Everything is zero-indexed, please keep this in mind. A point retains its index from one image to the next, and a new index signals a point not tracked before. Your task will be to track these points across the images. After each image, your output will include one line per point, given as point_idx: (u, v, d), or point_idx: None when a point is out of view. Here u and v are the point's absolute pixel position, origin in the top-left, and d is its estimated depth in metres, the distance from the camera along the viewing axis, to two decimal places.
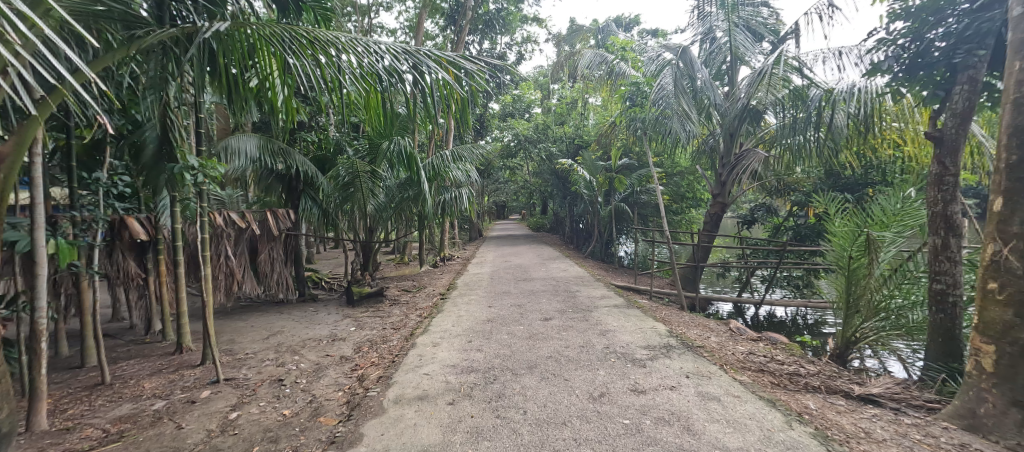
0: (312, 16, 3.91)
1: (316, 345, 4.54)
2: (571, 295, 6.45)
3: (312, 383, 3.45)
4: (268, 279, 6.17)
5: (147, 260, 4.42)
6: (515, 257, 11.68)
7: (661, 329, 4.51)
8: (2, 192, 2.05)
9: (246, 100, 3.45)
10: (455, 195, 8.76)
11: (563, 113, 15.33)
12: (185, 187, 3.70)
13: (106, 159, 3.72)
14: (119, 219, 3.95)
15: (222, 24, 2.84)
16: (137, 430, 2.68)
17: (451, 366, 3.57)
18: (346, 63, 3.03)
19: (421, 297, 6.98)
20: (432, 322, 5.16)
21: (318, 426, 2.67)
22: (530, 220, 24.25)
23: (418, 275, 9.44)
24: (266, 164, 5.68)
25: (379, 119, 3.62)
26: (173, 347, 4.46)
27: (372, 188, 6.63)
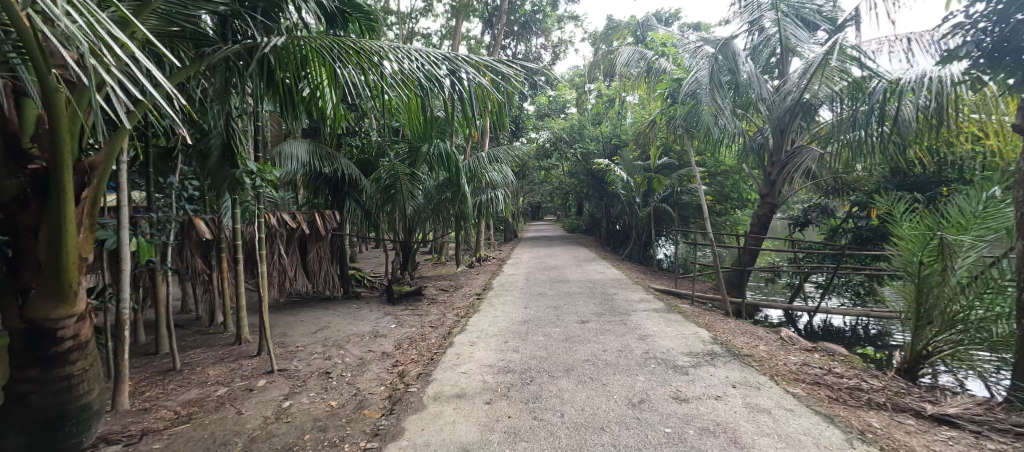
0: (357, 26, 4.13)
1: (359, 340, 4.75)
2: (607, 297, 6.35)
3: (356, 376, 3.61)
4: (316, 276, 6.53)
5: (211, 258, 4.81)
6: (550, 258, 11.64)
7: (705, 336, 4.33)
8: (95, 197, 2.32)
9: (299, 108, 3.69)
10: (491, 196, 8.90)
11: (600, 113, 15.11)
12: (245, 190, 3.99)
13: (178, 166, 4.06)
14: (188, 220, 4.32)
15: (278, 39, 3.04)
16: (204, 413, 2.92)
17: (488, 366, 3.61)
18: (389, 70, 3.15)
19: (458, 297, 7.12)
20: (469, 321, 5.25)
21: (363, 418, 2.79)
22: (566, 222, 24.09)
23: (455, 275, 9.64)
24: (315, 168, 6.02)
25: (419, 121, 3.74)
26: (232, 338, 4.82)
27: (411, 190, 6.89)
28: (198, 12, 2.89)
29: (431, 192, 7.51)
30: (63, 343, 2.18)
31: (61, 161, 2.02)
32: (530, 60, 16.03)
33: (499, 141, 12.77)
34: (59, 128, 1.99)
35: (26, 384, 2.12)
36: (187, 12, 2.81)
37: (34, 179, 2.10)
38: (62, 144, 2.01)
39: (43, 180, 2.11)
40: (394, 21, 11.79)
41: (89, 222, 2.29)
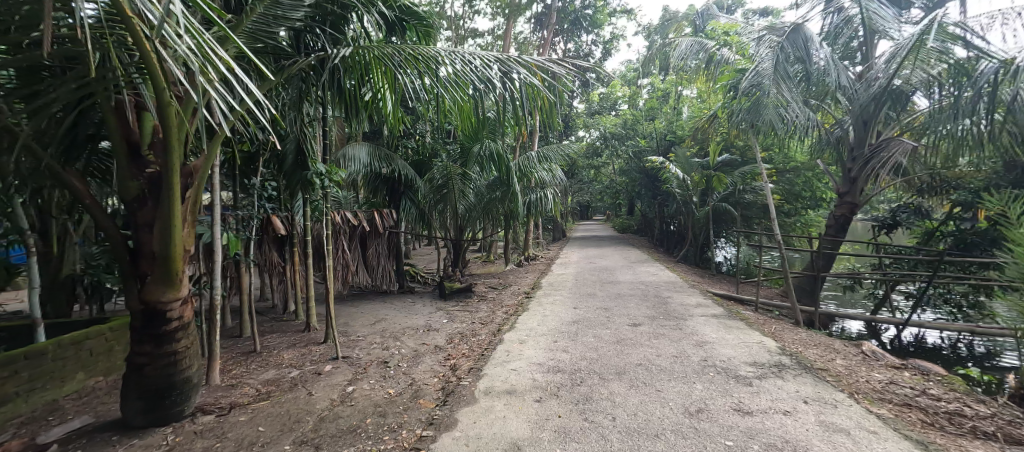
0: (415, 33, 4.34)
1: (414, 333, 4.97)
2: (661, 301, 6.12)
3: (412, 367, 3.79)
4: (374, 271, 6.94)
5: (285, 252, 5.27)
6: (600, 259, 11.40)
7: (771, 346, 4.04)
8: (196, 196, 2.64)
9: (361, 113, 3.95)
10: (540, 195, 8.94)
11: (654, 109, 14.53)
12: (315, 191, 4.35)
13: (258, 169, 4.48)
14: (267, 218, 4.76)
15: (345, 49, 3.27)
16: (280, 392, 3.23)
17: (538, 364, 3.63)
18: (444, 73, 3.27)
19: (507, 295, 7.19)
20: (518, 319, 5.31)
21: (419, 407, 2.93)
22: (616, 222, 23.51)
23: (504, 273, 9.75)
24: (375, 169, 6.39)
25: (471, 122, 3.85)
26: (302, 326, 5.25)
27: (463, 189, 7.11)
28: (279, 29, 3.18)
29: (482, 191, 7.66)
30: (170, 323, 2.51)
31: (171, 164, 2.34)
32: (581, 57, 15.81)
33: (548, 140, 12.74)
34: (171, 136, 2.30)
35: (142, 358, 2.48)
36: (269, 30, 3.10)
37: (151, 181, 2.44)
38: (172, 151, 2.32)
39: (157, 182, 2.44)
40: (447, 25, 12.16)
41: (191, 218, 2.61)
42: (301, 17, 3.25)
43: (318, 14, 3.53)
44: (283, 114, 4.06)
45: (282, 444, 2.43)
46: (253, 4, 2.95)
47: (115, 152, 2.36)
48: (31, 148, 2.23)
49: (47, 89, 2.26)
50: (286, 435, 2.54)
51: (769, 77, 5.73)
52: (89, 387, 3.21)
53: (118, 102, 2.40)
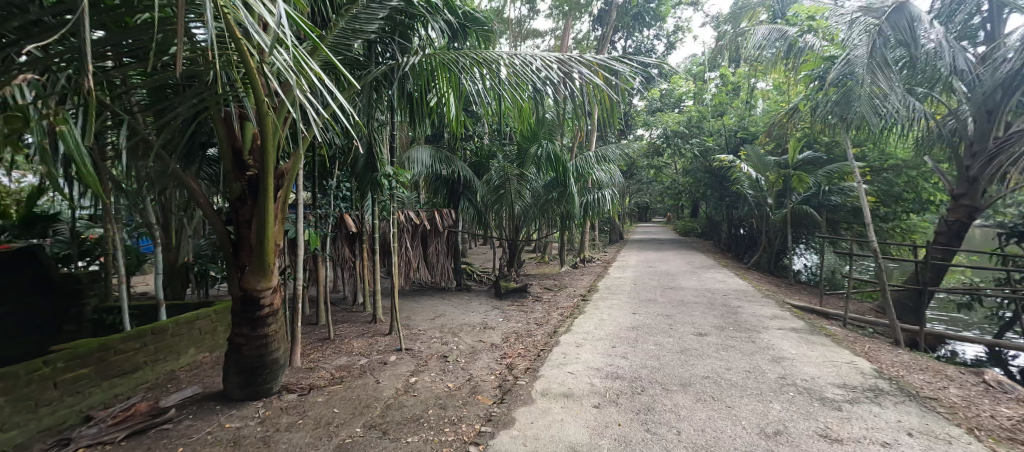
0: (476, 38, 4.46)
1: (471, 330, 5.09)
2: (729, 310, 5.70)
3: (469, 363, 3.89)
4: (434, 268, 7.24)
5: (355, 248, 5.68)
6: (661, 263, 10.88)
7: (864, 367, 3.59)
8: (286, 195, 2.93)
9: (426, 117, 4.13)
10: (598, 196, 8.77)
11: (723, 104, 13.57)
12: (383, 191, 4.62)
13: (334, 171, 4.86)
14: (341, 216, 5.15)
15: (414, 57, 3.43)
16: (351, 378, 3.48)
17: (595, 369, 3.55)
18: (504, 74, 3.32)
19: (563, 297, 7.12)
20: (574, 322, 5.23)
21: (477, 402, 3.00)
22: (679, 225, 22.35)
23: (559, 274, 9.66)
24: (436, 171, 6.65)
25: (530, 124, 3.86)
26: (369, 318, 5.61)
27: (519, 190, 7.17)
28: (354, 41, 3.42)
29: (539, 192, 7.66)
30: (263, 309, 2.81)
31: (267, 167, 2.62)
32: (643, 52, 15.20)
33: (607, 139, 12.41)
34: (267, 142, 2.59)
35: (241, 338, 2.81)
36: (347, 44, 3.34)
37: (250, 183, 2.76)
38: (267, 155, 2.61)
39: (255, 183, 2.75)
40: (505, 27, 12.30)
41: (281, 216, 2.91)
42: (375, 29, 3.47)
43: (389, 26, 3.74)
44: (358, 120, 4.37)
45: (353, 426, 2.62)
46: (334, 21, 3.20)
47: (223, 157, 2.70)
48: (160, 155, 2.62)
49: (172, 104, 2.62)
50: (357, 418, 2.73)
51: (864, 65, 5.10)
52: (198, 361, 3.69)
53: (225, 113, 2.73)
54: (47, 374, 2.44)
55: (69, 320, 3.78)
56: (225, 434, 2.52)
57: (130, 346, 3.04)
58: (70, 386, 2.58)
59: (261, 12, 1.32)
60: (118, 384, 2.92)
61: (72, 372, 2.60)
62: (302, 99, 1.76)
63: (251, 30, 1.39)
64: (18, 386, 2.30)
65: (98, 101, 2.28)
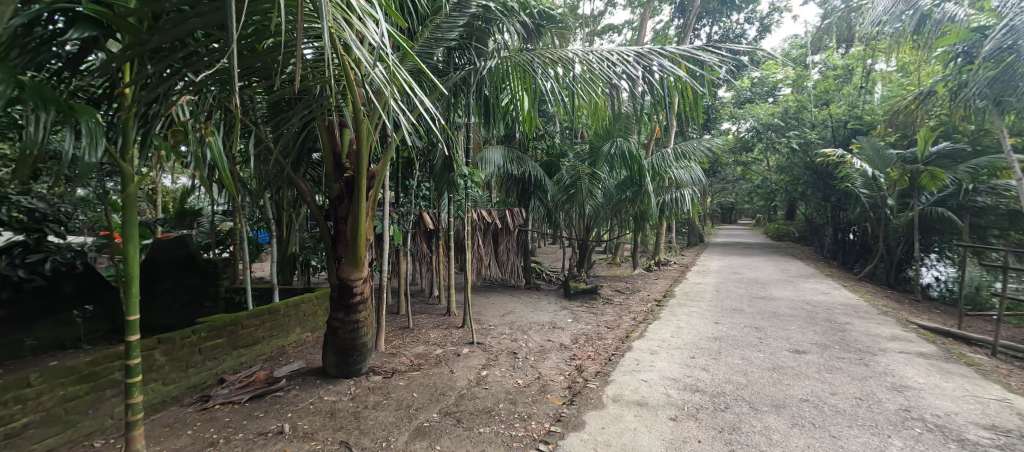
0: (550, 37, 4.49)
1: (541, 329, 5.12)
2: (833, 326, 5.03)
3: (539, 361, 3.92)
4: (504, 266, 7.41)
5: (433, 244, 6.02)
6: (748, 270, 9.94)
7: (1022, 407, 2.94)
8: (377, 193, 3.20)
9: (500, 119, 4.24)
10: (676, 196, 8.31)
11: (829, 92, 11.97)
12: (459, 190, 4.84)
13: (416, 172, 5.21)
14: (422, 214, 5.49)
15: (491, 61, 3.54)
16: (429, 366, 3.70)
17: (672, 379, 3.37)
18: (578, 71, 3.27)
19: (636, 301, 6.84)
20: (648, 328, 5.01)
21: (547, 401, 3.02)
22: (771, 228, 20.26)
23: (632, 277, 9.30)
24: (509, 171, 6.79)
25: (604, 121, 3.75)
26: (444, 310, 5.91)
27: (591, 189, 6.99)
28: (436, 49, 3.62)
29: (612, 191, 7.42)
30: (355, 297, 3.11)
31: (361, 168, 2.89)
32: (731, 39, 13.98)
33: (688, 135, 11.65)
34: (362, 147, 2.87)
35: (337, 322, 3.13)
36: (431, 52, 3.58)
37: (347, 183, 3.08)
38: (362, 159, 2.88)
39: (351, 183, 3.06)
40: (580, 23, 12.15)
41: (372, 213, 3.19)
42: (455, 36, 3.66)
43: (468, 32, 3.91)
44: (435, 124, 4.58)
45: (430, 412, 2.79)
46: (421, 31, 3.43)
47: (326, 161, 3.05)
48: (278, 159, 3.04)
49: (286, 115, 3.01)
50: (434, 404, 2.91)
51: None
52: (302, 339, 4.20)
53: (329, 122, 3.08)
54: (195, 341, 2.97)
55: (207, 296, 4.68)
56: (323, 406, 2.83)
57: (253, 322, 3.55)
58: (210, 352, 3.10)
59: (366, 31, 1.47)
60: (244, 354, 3.43)
61: (212, 340, 3.12)
62: (395, 106, 1.91)
63: (356, 48, 1.54)
64: (175, 349, 2.83)
65: (234, 115, 2.71)
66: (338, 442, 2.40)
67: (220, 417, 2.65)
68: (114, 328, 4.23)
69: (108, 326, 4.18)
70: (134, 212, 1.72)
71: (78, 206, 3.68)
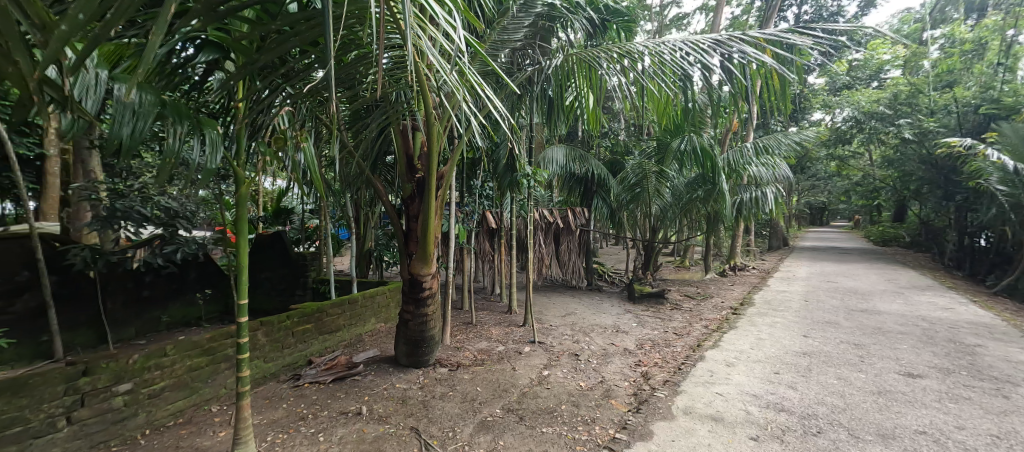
0: (615, 32, 4.35)
1: (603, 332, 5.00)
2: (958, 348, 4.29)
3: (602, 365, 3.83)
4: (566, 266, 7.33)
5: (494, 242, 6.14)
6: (843, 278, 8.83)
7: None
8: (446, 193, 3.33)
9: (564, 118, 4.18)
10: (756, 195, 7.65)
11: (953, 72, 10.24)
12: (522, 189, 4.86)
13: (478, 172, 5.32)
14: (485, 214, 5.62)
15: (556, 59, 3.51)
16: (491, 362, 3.79)
17: (751, 395, 3.10)
18: (647, 64, 3.12)
19: (707, 307, 6.40)
20: (721, 337, 4.67)
21: (611, 407, 2.93)
22: (874, 231, 17.77)
23: (703, 282, 8.72)
24: (571, 169, 6.72)
25: (673, 115, 3.55)
26: (506, 308, 6.00)
27: (658, 188, 6.63)
28: (501, 51, 3.65)
29: (681, 189, 7.05)
30: (425, 291, 3.27)
31: (432, 169, 3.02)
32: (826, 18, 12.52)
33: (771, 127, 10.64)
34: (432, 149, 3.01)
35: (408, 314, 3.32)
36: (498, 53, 3.61)
37: (418, 183, 3.24)
38: (432, 160, 3.02)
39: (422, 184, 3.23)
40: (649, 14, 11.64)
41: (441, 212, 3.33)
42: (521, 36, 3.69)
43: (533, 32, 3.92)
44: (498, 125, 4.60)
45: (494, 406, 2.85)
46: (488, 34, 3.48)
47: (400, 163, 3.25)
48: (358, 163, 3.31)
49: (365, 122, 3.25)
50: (497, 400, 2.96)
51: None
52: (377, 328, 4.52)
53: (403, 126, 3.26)
54: (289, 325, 3.33)
55: (298, 285, 5.16)
56: (396, 392, 3.02)
57: (336, 311, 3.89)
58: (300, 336, 3.45)
59: (442, 39, 1.52)
60: (328, 339, 3.78)
61: (302, 325, 3.48)
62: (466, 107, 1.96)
63: (431, 55, 1.59)
64: (273, 330, 3.19)
65: (322, 123, 2.99)
66: (409, 427, 2.54)
67: (308, 395, 2.94)
68: (226, 310, 4.88)
69: (221, 308, 4.85)
70: (245, 210, 1.97)
71: (200, 205, 4.27)
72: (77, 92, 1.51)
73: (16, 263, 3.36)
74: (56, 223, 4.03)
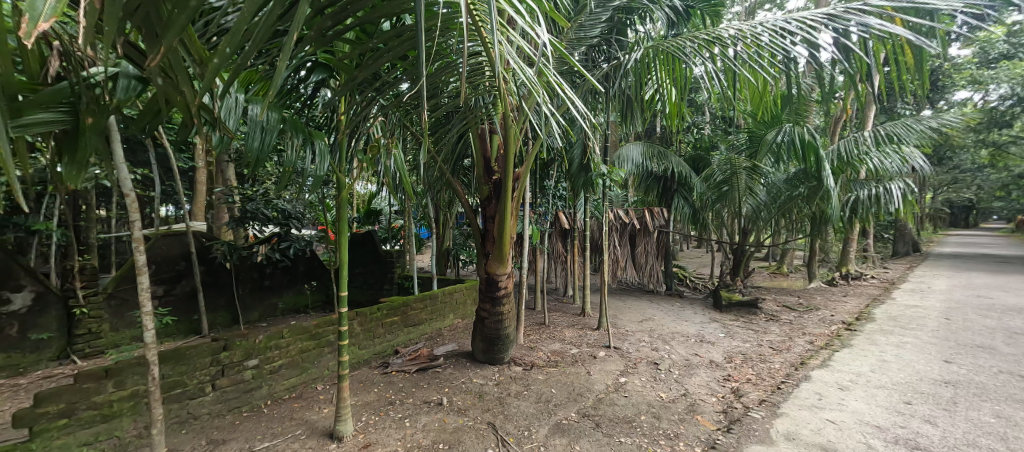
0: (700, 18, 4.01)
1: (685, 341, 4.68)
2: None
3: (686, 377, 3.58)
4: (643, 269, 7.01)
5: (567, 243, 6.10)
6: (999, 293, 7.23)
7: None
8: (521, 193, 3.38)
9: (641, 113, 4.00)
10: (876, 192, 6.64)
11: None
12: (596, 188, 4.72)
13: (551, 172, 5.30)
14: (558, 215, 5.61)
15: (636, 53, 3.35)
16: (566, 364, 3.75)
17: (874, 427, 2.67)
18: (740, 49, 2.84)
19: (811, 320, 5.66)
20: (829, 356, 4.10)
21: (697, 423, 2.73)
22: None
23: (805, 291, 7.74)
24: (649, 167, 6.40)
25: (770, 103, 3.19)
26: (579, 310, 5.90)
27: (750, 186, 5.98)
28: (578, 48, 3.60)
29: (778, 186, 6.28)
30: (501, 290, 3.36)
31: (508, 170, 3.09)
32: None
33: (897, 112, 9.06)
34: (509, 151, 3.07)
35: (484, 312, 3.41)
36: (575, 52, 3.57)
37: (495, 185, 3.35)
38: (509, 161, 3.08)
39: (498, 185, 3.33)
40: None
41: (516, 212, 3.38)
42: (597, 33, 3.62)
43: (610, 26, 3.80)
44: (572, 124, 4.54)
45: (569, 410, 2.82)
46: (566, 32, 3.49)
47: (478, 166, 3.38)
48: (440, 167, 3.51)
49: (446, 128, 3.44)
50: (572, 403, 2.93)
51: None
52: (455, 324, 4.73)
53: (480, 130, 3.37)
54: (379, 316, 3.64)
55: (384, 280, 5.63)
56: (473, 386, 3.14)
57: (419, 305, 4.16)
58: (389, 327, 3.76)
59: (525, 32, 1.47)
60: (412, 331, 4.06)
61: (390, 317, 3.78)
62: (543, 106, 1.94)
63: (512, 60, 1.65)
64: (366, 320, 3.51)
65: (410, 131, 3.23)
66: (485, 422, 2.61)
67: (395, 382, 3.17)
68: (327, 300, 5.47)
69: (324, 298, 5.45)
70: (345, 211, 2.19)
71: (308, 208, 4.83)
72: (224, 113, 1.86)
73: (176, 255, 4.10)
74: (203, 222, 4.85)
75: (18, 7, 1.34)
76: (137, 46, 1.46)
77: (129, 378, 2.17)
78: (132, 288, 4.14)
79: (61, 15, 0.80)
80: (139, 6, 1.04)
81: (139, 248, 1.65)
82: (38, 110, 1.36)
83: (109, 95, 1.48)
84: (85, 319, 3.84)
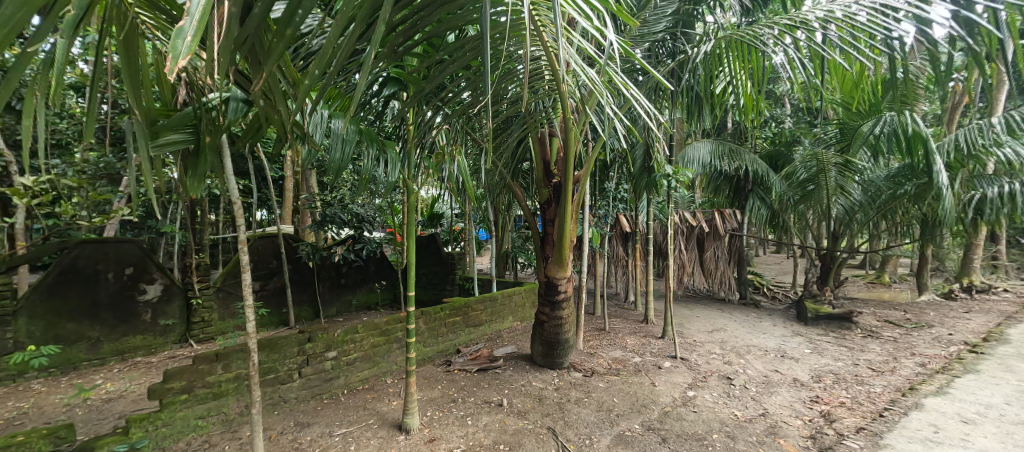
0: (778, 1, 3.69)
1: (763, 356, 4.30)
2: None
3: (764, 395, 3.29)
4: (712, 276, 6.58)
5: (629, 247, 5.91)
6: None
7: None
8: (582, 195, 3.33)
9: (710, 110, 3.76)
10: (1009, 189, 5.61)
11: None
12: (660, 190, 4.51)
13: (612, 174, 5.17)
14: (620, 218, 5.46)
15: (706, 44, 3.18)
16: (628, 372, 3.63)
17: None
18: (830, 32, 2.55)
19: (921, 339, 4.92)
20: (945, 382, 3.54)
21: (779, 447, 2.50)
22: None
23: (913, 304, 6.74)
24: (719, 167, 5.99)
25: (867, 90, 2.82)
26: (642, 317, 5.67)
27: (842, 185, 5.35)
28: (642, 44, 3.53)
29: (877, 185, 5.55)
30: (560, 294, 3.34)
31: (568, 172, 3.07)
32: None
33: None
34: (569, 152, 3.04)
35: (545, 316, 3.42)
36: (638, 48, 3.51)
37: (554, 188, 3.34)
38: (569, 164, 3.06)
39: (558, 188, 3.32)
40: None
41: (576, 216, 3.33)
42: (662, 27, 3.53)
43: (675, 20, 3.62)
44: (635, 123, 4.40)
45: (633, 421, 2.72)
46: (629, 29, 3.42)
47: (538, 169, 3.39)
48: (501, 171, 3.59)
49: (506, 132, 3.50)
50: (636, 414, 2.82)
51: None
52: (514, 326, 4.78)
53: (541, 134, 3.39)
54: (442, 316, 3.79)
55: (447, 281, 5.85)
56: (533, 390, 3.14)
57: (479, 306, 4.26)
58: (451, 326, 3.90)
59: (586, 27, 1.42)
60: (473, 331, 4.16)
61: (452, 317, 3.91)
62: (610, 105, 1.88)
63: (574, 61, 1.64)
64: (430, 319, 3.67)
65: (472, 138, 3.34)
66: (546, 427, 2.61)
67: (458, 380, 3.28)
68: (395, 299, 5.81)
69: (392, 297, 5.80)
70: (413, 216, 2.31)
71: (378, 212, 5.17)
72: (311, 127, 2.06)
73: (269, 255, 4.60)
74: (290, 225, 5.39)
75: (158, 48, 1.61)
76: (244, 73, 1.67)
77: (234, 362, 2.47)
78: (235, 283, 4.73)
79: (198, 51, 0.83)
80: (247, 38, 1.18)
81: (243, 249, 1.88)
82: (171, 132, 1.62)
83: (222, 117, 1.72)
84: (199, 309, 4.45)
